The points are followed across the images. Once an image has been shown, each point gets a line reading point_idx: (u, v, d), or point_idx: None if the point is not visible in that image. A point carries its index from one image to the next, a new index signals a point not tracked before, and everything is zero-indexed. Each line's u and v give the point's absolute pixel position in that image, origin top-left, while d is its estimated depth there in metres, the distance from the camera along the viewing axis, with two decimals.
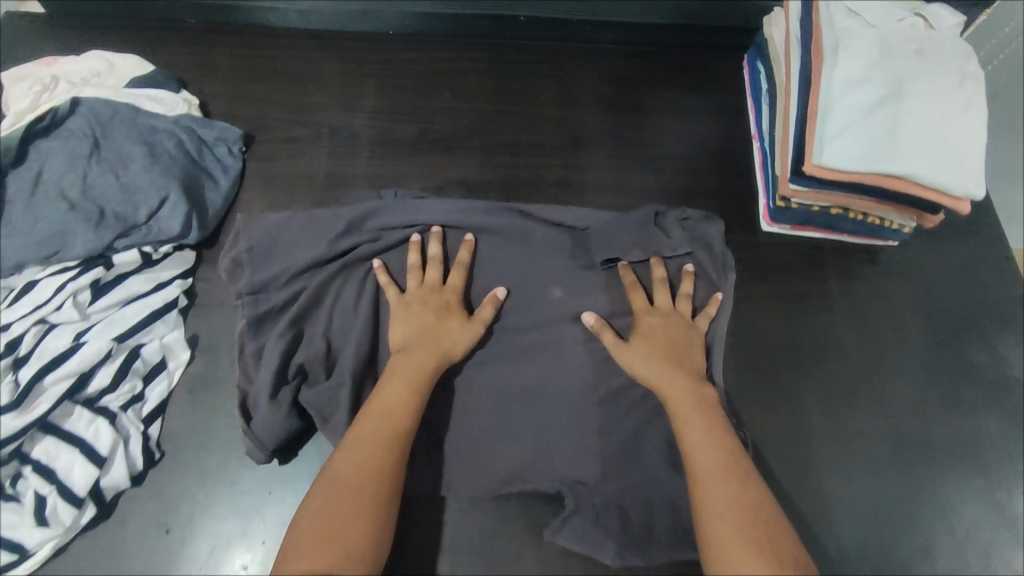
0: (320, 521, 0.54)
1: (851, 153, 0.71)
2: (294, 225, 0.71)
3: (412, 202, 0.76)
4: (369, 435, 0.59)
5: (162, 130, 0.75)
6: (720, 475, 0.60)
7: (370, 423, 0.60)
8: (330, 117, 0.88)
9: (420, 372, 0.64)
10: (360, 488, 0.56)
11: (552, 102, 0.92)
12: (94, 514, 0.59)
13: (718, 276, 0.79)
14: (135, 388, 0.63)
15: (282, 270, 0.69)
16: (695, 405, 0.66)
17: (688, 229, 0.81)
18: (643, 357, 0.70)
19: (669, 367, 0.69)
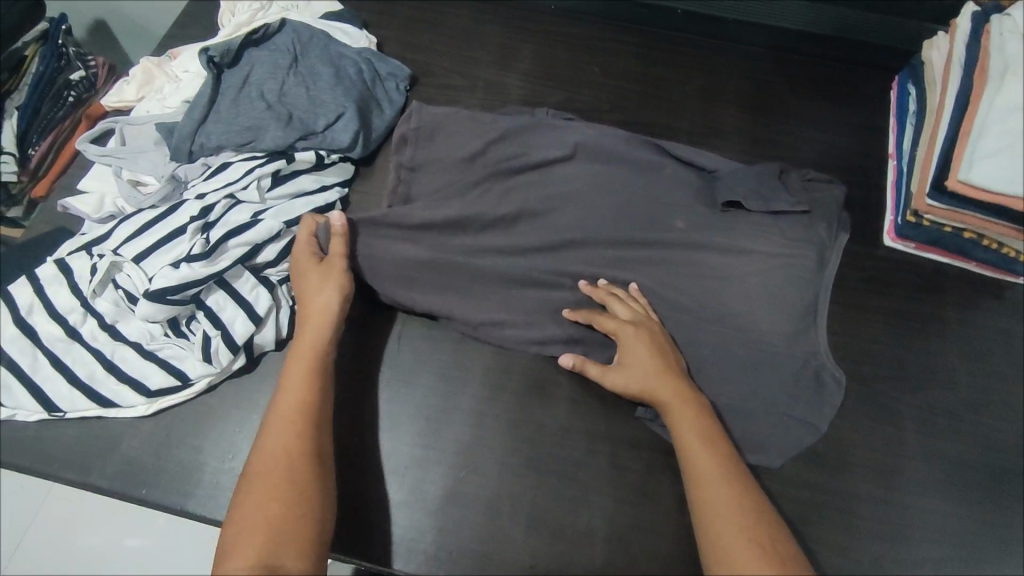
0: (258, 484, 0.57)
1: (1001, 175, 0.68)
2: (466, 128, 0.85)
3: (563, 121, 0.88)
4: (293, 392, 0.63)
5: (347, 58, 0.88)
6: (717, 484, 0.60)
7: (295, 373, 0.64)
8: (486, 72, 0.97)
9: (313, 322, 0.68)
10: (294, 437, 0.60)
11: (691, 93, 0.96)
12: (243, 363, 0.72)
13: (830, 232, 0.80)
14: (291, 268, 0.76)
15: (446, 153, 0.83)
16: (705, 431, 0.64)
17: (810, 190, 0.83)
18: (646, 376, 0.67)
19: (666, 378, 0.67)
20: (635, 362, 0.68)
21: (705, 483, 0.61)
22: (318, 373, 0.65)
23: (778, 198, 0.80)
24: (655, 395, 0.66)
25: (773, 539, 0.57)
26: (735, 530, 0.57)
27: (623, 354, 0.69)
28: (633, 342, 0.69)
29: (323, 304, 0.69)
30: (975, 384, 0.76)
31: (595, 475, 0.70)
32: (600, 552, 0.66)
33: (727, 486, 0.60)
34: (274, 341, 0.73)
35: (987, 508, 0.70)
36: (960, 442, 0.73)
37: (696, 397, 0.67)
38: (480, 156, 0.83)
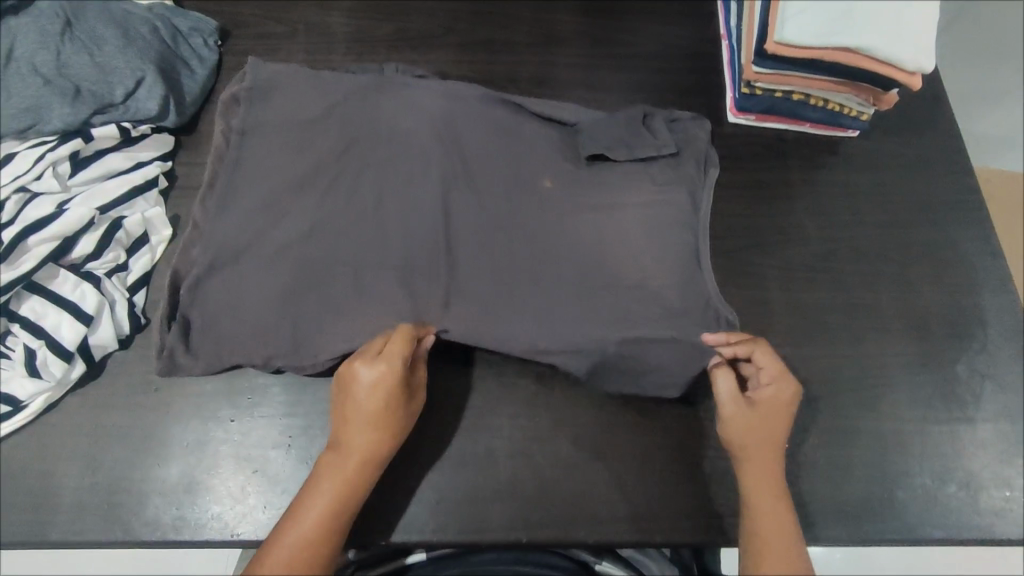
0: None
1: (811, 29, 0.70)
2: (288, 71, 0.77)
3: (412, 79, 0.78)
4: (299, 551, 0.55)
5: (136, 15, 0.77)
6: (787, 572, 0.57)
7: (304, 526, 0.56)
8: (306, 14, 0.89)
9: (360, 471, 0.59)
10: None
11: (525, 4, 0.93)
12: (84, 371, 0.65)
13: (699, 170, 0.78)
14: (118, 257, 0.68)
15: (273, 107, 0.75)
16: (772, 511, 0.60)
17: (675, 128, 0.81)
18: (753, 434, 0.63)
19: (761, 443, 0.62)
20: (765, 413, 0.64)
21: (761, 561, 0.58)
22: (339, 528, 0.58)
23: (643, 143, 0.77)
24: (752, 455, 0.62)
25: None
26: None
27: (758, 397, 0.64)
28: (767, 396, 0.64)
29: (380, 443, 0.60)
30: (822, 237, 0.81)
31: (488, 399, 0.69)
32: (504, 470, 0.66)
33: (783, 570, 0.57)
34: (116, 340, 0.66)
35: (850, 344, 0.75)
36: (818, 290, 0.78)
37: (776, 474, 0.62)
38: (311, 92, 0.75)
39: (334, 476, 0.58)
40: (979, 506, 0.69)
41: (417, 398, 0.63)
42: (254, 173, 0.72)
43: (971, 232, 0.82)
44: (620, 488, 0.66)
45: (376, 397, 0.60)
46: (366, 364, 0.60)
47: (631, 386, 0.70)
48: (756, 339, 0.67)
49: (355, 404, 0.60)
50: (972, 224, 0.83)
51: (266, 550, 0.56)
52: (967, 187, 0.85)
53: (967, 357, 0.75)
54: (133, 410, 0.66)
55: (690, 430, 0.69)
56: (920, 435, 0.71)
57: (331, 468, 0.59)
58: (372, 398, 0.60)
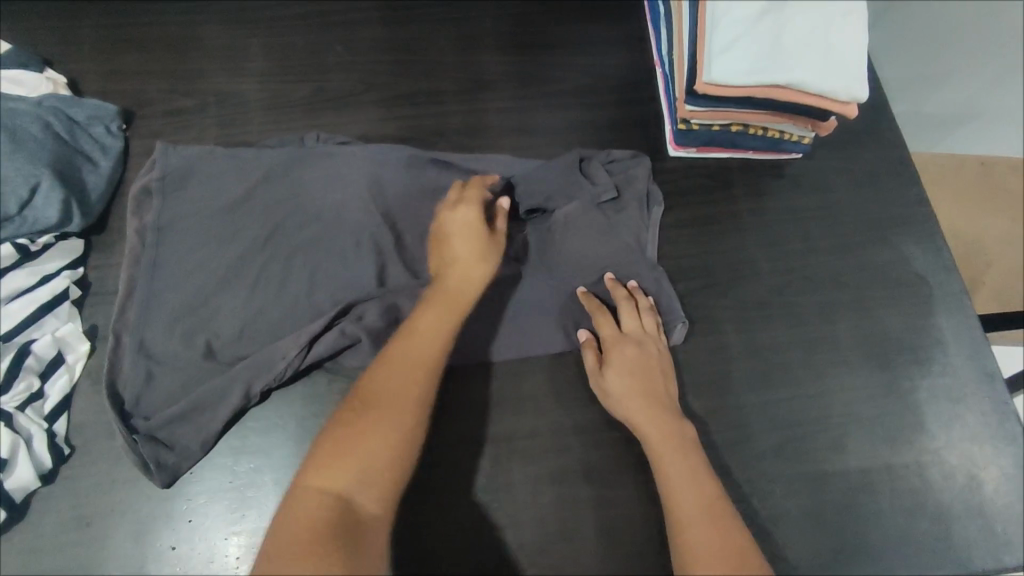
0: (325, 467, 0.53)
1: (741, 67, 0.67)
2: (207, 160, 0.74)
3: (336, 146, 0.75)
4: (394, 388, 0.57)
5: (22, 113, 0.71)
6: (708, 521, 0.57)
7: (395, 373, 0.58)
8: (216, 84, 0.84)
9: (460, 295, 0.62)
10: (400, 383, 0.57)
11: (448, 49, 0.89)
12: (4, 517, 0.60)
13: (643, 211, 0.76)
14: (32, 385, 0.64)
15: (192, 198, 0.72)
16: (687, 464, 0.60)
17: (613, 172, 0.79)
18: (621, 386, 0.65)
19: (633, 395, 0.65)
20: (619, 367, 0.66)
21: (678, 505, 0.58)
22: (445, 334, 0.61)
23: (582, 192, 0.74)
24: (632, 413, 0.64)
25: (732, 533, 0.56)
26: (697, 528, 0.56)
27: (611, 359, 0.67)
28: (617, 352, 0.67)
29: (473, 271, 0.64)
30: (774, 269, 0.79)
31: (444, 490, 0.66)
32: (468, 564, 0.63)
33: (708, 530, 0.56)
34: (37, 477, 0.62)
35: (810, 382, 0.73)
36: (774, 328, 0.76)
37: (674, 422, 0.64)
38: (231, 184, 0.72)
39: (433, 308, 0.62)
40: (952, 537, 0.68)
41: (500, 232, 0.67)
42: (174, 275, 0.69)
43: (921, 246, 0.81)
44: (589, 567, 0.64)
45: (471, 248, 0.65)
46: (471, 206, 0.67)
47: (591, 456, 0.68)
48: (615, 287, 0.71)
49: (455, 250, 0.65)
50: (921, 237, 0.81)
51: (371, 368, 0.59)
52: (914, 198, 0.83)
53: (930, 381, 0.74)
54: (66, 549, 0.62)
55: (654, 495, 0.67)
56: (887, 469, 0.70)
57: (434, 296, 0.62)
58: (471, 233, 0.65)
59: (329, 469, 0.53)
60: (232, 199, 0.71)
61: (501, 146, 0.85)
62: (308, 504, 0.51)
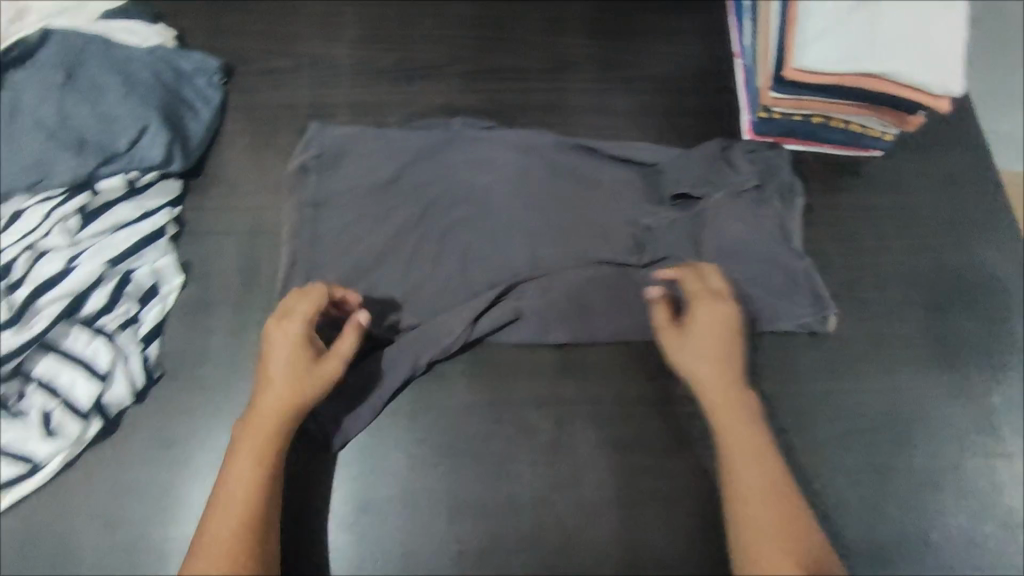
0: (221, 554, 0.53)
1: (831, 55, 0.68)
2: (357, 137, 0.79)
3: (465, 135, 0.79)
4: (237, 488, 0.56)
5: (137, 60, 0.76)
6: (762, 498, 0.57)
7: (257, 461, 0.57)
8: (311, 47, 0.88)
9: (276, 424, 0.59)
10: (246, 484, 0.56)
11: (533, 29, 0.91)
12: (99, 428, 0.64)
13: (784, 203, 0.78)
14: (129, 310, 0.68)
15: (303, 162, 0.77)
16: (750, 436, 0.60)
17: (716, 157, 0.78)
18: (693, 349, 0.64)
19: (724, 360, 0.64)
20: (699, 331, 0.65)
21: (738, 472, 0.59)
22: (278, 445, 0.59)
23: (726, 180, 0.77)
24: (696, 376, 0.64)
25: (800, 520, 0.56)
26: (762, 503, 0.56)
27: (692, 323, 0.65)
28: (714, 317, 0.65)
29: (283, 405, 0.59)
30: (847, 263, 0.79)
31: (508, 445, 0.67)
32: (527, 519, 0.65)
33: (770, 508, 0.56)
34: (131, 396, 0.66)
35: (878, 376, 0.73)
36: (844, 320, 0.76)
37: (732, 394, 0.63)
38: (333, 141, 0.78)
39: (258, 438, 0.58)
40: (1015, 545, 0.67)
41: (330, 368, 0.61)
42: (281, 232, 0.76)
43: (1000, 253, 0.79)
44: (645, 534, 0.65)
45: (289, 367, 0.60)
46: (301, 327, 0.62)
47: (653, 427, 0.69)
48: (692, 266, 0.70)
49: (275, 371, 0.60)
50: (1001, 244, 0.80)
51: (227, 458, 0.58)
52: (995, 205, 0.82)
53: (1004, 387, 0.73)
54: (152, 464, 0.65)
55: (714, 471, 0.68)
56: (951, 470, 0.69)
57: (272, 377, 0.60)
58: (307, 358, 0.61)
59: (218, 558, 0.53)
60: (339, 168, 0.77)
61: (580, 124, 0.86)
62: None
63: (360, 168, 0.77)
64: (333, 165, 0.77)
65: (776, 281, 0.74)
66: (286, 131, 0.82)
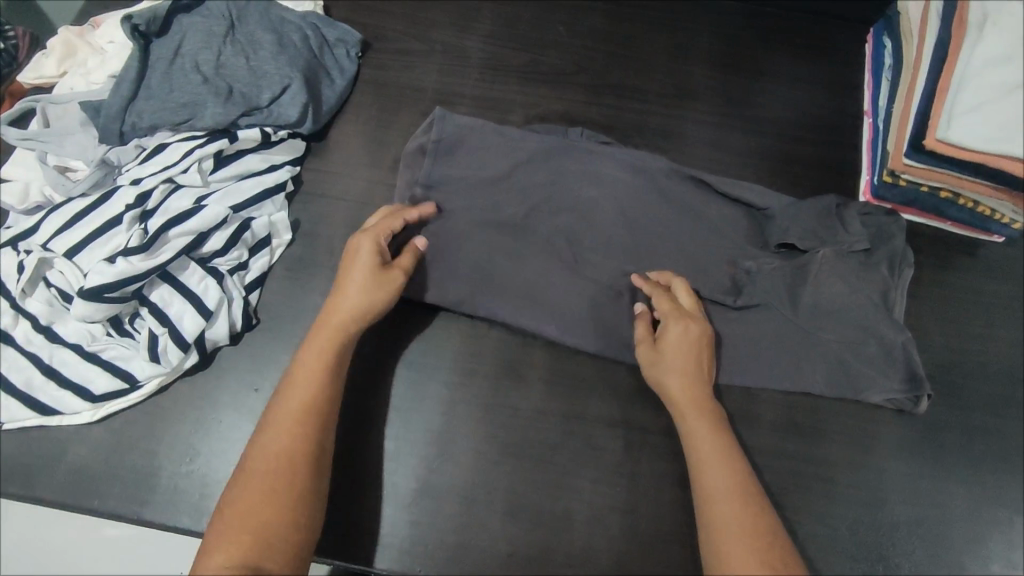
0: (265, 477, 0.55)
1: (979, 132, 0.66)
2: (476, 130, 0.79)
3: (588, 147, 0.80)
4: (286, 421, 0.58)
5: (290, 22, 0.81)
6: (744, 519, 0.56)
7: (307, 388, 0.59)
8: (445, 35, 0.90)
9: (346, 324, 0.63)
10: (298, 416, 0.58)
11: (663, 53, 0.91)
12: (196, 361, 0.68)
13: (892, 272, 0.74)
14: (241, 256, 0.71)
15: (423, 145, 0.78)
16: (715, 458, 0.60)
17: (823, 216, 0.77)
18: (666, 365, 0.65)
19: (680, 374, 0.65)
20: (670, 346, 0.66)
21: (712, 500, 0.58)
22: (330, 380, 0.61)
23: (835, 237, 0.75)
24: (666, 390, 0.65)
25: (775, 554, 0.55)
26: (738, 531, 0.56)
27: (662, 335, 0.67)
28: (676, 326, 0.66)
29: (358, 310, 0.64)
30: (949, 347, 0.76)
31: (573, 459, 0.68)
32: (580, 536, 0.65)
33: (744, 525, 0.56)
34: (228, 336, 0.69)
35: (963, 470, 0.70)
36: (937, 404, 0.73)
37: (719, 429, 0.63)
38: (456, 129, 0.79)
39: (321, 335, 0.63)
40: None
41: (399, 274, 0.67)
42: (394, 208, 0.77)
43: None
44: None
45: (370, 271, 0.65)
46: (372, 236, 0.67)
47: None
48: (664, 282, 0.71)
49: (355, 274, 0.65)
50: None
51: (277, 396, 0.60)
52: None
53: None
54: (235, 405, 0.68)
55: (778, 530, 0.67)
56: None
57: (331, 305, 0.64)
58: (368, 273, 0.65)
59: (262, 484, 0.54)
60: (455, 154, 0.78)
61: (695, 155, 0.86)
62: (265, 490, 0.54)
63: (475, 160, 0.78)
64: (450, 152, 0.78)
65: (871, 350, 0.71)
66: (409, 114, 0.85)
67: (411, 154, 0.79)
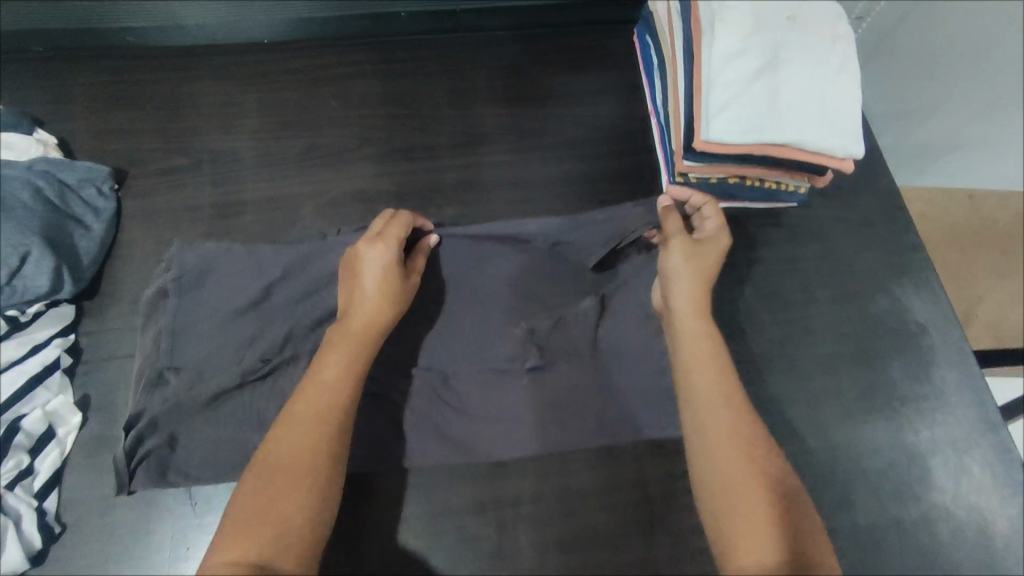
0: (256, 493, 0.55)
1: (736, 128, 0.68)
2: (222, 257, 0.71)
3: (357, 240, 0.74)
4: (285, 442, 0.57)
5: (13, 179, 0.70)
6: (733, 434, 0.60)
7: (294, 417, 0.59)
8: (210, 141, 0.83)
9: (367, 336, 0.64)
10: (299, 434, 0.58)
11: (443, 101, 0.89)
12: None
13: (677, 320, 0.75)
14: (21, 462, 0.63)
15: (203, 274, 0.70)
16: (702, 370, 0.64)
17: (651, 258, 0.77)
18: (697, 261, 0.68)
19: (685, 262, 0.68)
20: (703, 252, 0.70)
21: (704, 409, 0.62)
22: (352, 375, 0.62)
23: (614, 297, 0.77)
24: (690, 287, 0.68)
25: (768, 465, 0.59)
26: (729, 444, 0.60)
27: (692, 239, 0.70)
28: (712, 238, 0.71)
29: (369, 329, 0.65)
30: (775, 319, 0.79)
31: (449, 557, 0.65)
32: None
33: (733, 430, 0.61)
34: (25, 560, 0.60)
35: (814, 435, 0.73)
36: (776, 381, 0.76)
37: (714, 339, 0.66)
38: (200, 263, 0.71)
39: (331, 357, 0.62)
40: None
41: (417, 276, 0.70)
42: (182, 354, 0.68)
43: (914, 291, 0.81)
44: None
45: (383, 285, 0.66)
46: (388, 247, 0.67)
47: (597, 523, 0.67)
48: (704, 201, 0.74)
49: (365, 287, 0.66)
50: (913, 282, 0.82)
51: (279, 417, 0.60)
52: (906, 244, 0.84)
53: (935, 431, 0.74)
54: None
55: (661, 558, 0.67)
56: (894, 522, 0.70)
57: (335, 339, 0.64)
58: (391, 280, 0.67)
59: (255, 504, 0.54)
60: (253, 260, 0.71)
61: (500, 200, 0.84)
62: (248, 512, 0.54)
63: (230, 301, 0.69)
64: (197, 288, 0.70)
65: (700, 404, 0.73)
66: (190, 239, 0.78)
67: (152, 300, 0.71)
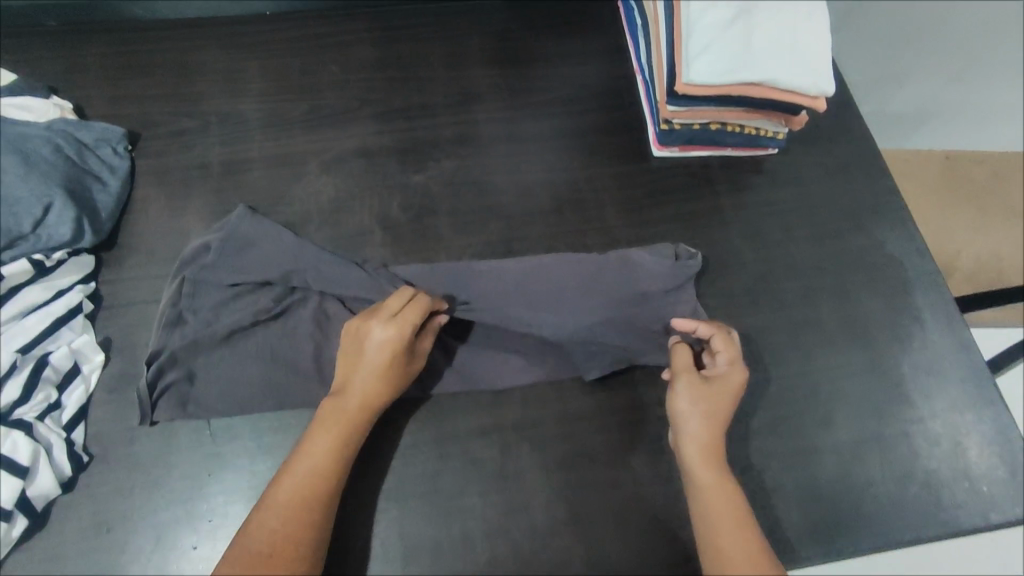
0: (239, 573, 0.56)
1: (715, 69, 0.72)
2: (274, 236, 0.75)
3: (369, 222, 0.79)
4: (270, 524, 0.59)
5: (35, 136, 0.74)
6: (729, 518, 0.62)
7: (283, 495, 0.60)
8: (218, 105, 0.87)
9: (360, 417, 0.65)
10: (288, 513, 0.59)
11: (438, 65, 0.93)
12: (26, 525, 0.62)
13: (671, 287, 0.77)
14: (50, 396, 0.66)
15: (251, 243, 0.75)
16: (704, 461, 0.65)
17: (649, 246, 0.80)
18: (705, 407, 0.67)
19: (700, 426, 0.66)
20: (715, 390, 0.68)
21: (703, 495, 0.64)
22: (343, 462, 0.63)
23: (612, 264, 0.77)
24: (699, 438, 0.66)
25: (759, 550, 0.61)
26: (726, 530, 0.62)
27: (709, 381, 0.69)
28: (723, 375, 0.69)
29: (371, 399, 0.65)
30: (759, 258, 0.83)
31: (456, 477, 0.69)
32: (482, 550, 0.67)
33: (729, 514, 0.63)
34: (58, 485, 0.64)
35: (797, 361, 0.78)
36: (761, 313, 0.80)
37: (718, 446, 0.66)
38: (248, 233, 0.75)
39: (325, 435, 0.63)
40: (941, 502, 0.72)
41: (422, 360, 0.70)
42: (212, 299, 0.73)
43: (889, 229, 0.86)
44: (601, 544, 0.67)
45: (385, 367, 0.66)
46: (396, 331, 0.66)
47: (594, 443, 0.72)
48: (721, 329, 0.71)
49: (365, 364, 0.66)
50: (888, 221, 0.86)
51: (264, 499, 0.61)
52: (881, 186, 0.89)
53: (912, 357, 0.78)
54: (88, 554, 0.64)
55: (656, 475, 0.71)
56: (874, 439, 0.74)
57: (327, 417, 0.64)
58: (394, 361, 0.66)
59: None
60: (295, 246, 0.75)
61: (494, 154, 0.88)
62: None
63: (265, 257, 0.74)
64: (239, 252, 0.74)
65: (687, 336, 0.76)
66: (201, 194, 0.82)
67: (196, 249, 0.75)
